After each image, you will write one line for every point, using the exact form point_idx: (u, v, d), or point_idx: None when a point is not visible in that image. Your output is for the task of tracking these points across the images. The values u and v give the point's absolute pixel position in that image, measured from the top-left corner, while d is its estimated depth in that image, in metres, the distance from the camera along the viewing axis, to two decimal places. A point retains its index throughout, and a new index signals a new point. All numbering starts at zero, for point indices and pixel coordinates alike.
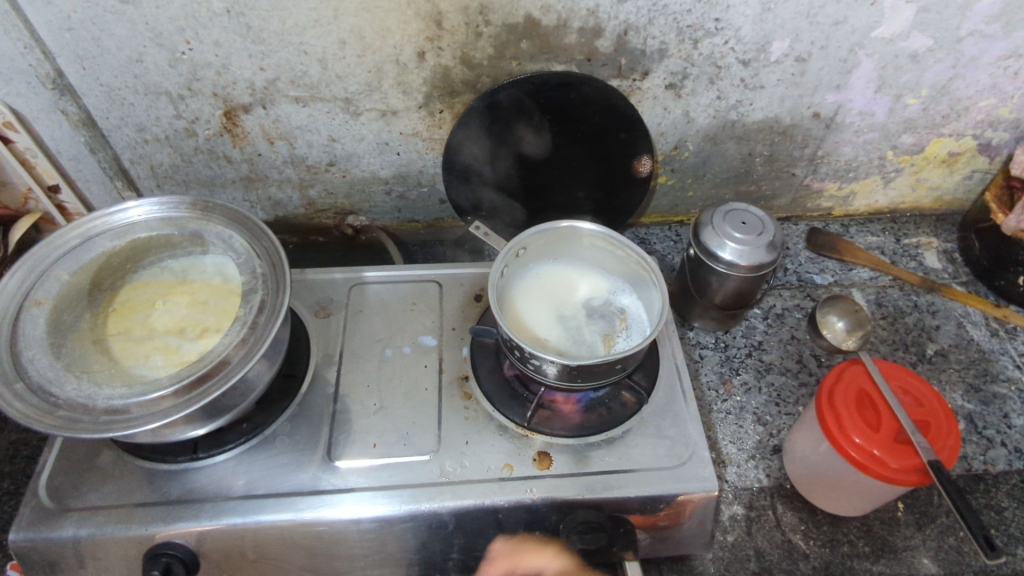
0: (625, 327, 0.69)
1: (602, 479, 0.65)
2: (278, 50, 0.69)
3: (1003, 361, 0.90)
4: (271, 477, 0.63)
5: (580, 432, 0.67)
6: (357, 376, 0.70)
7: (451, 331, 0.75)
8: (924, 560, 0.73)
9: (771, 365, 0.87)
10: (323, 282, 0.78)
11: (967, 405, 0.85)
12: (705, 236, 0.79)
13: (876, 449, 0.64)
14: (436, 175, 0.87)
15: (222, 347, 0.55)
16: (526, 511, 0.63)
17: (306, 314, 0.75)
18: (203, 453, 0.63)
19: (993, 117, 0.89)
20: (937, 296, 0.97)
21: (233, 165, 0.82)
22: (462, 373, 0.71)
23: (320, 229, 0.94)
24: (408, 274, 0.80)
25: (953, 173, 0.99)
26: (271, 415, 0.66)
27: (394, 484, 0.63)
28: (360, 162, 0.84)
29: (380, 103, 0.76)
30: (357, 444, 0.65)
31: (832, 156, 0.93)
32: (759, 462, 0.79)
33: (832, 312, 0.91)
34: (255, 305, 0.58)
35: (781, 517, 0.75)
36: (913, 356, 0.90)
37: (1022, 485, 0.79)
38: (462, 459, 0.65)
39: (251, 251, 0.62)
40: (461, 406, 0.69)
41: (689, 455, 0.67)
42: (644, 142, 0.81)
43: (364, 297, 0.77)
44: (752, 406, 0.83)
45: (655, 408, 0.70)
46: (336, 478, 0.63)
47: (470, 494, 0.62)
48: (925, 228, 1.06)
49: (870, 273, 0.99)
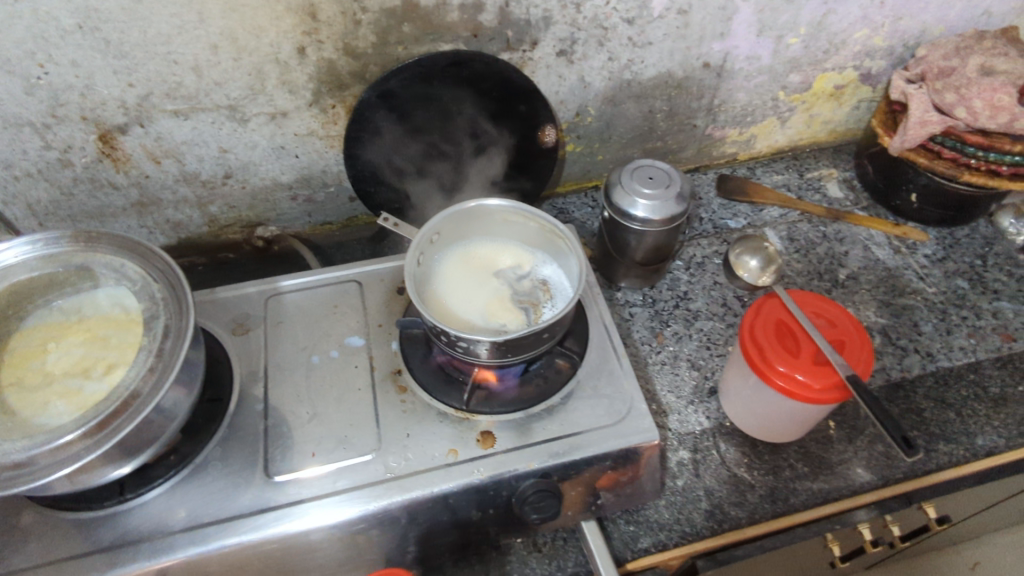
0: (550, 297, 0.69)
1: (547, 448, 0.65)
2: (145, 63, 0.66)
3: (908, 275, 0.96)
4: (209, 505, 0.61)
5: (519, 406, 0.68)
6: (286, 388, 0.68)
7: (377, 327, 0.74)
8: (858, 470, 0.78)
9: (698, 312, 0.90)
10: (237, 298, 0.75)
11: (880, 320, 0.91)
12: (616, 197, 0.80)
13: (799, 373, 0.67)
14: (341, 172, 0.85)
15: (129, 380, 0.53)
16: (477, 492, 0.64)
17: (223, 333, 0.72)
18: (131, 493, 0.60)
19: (869, 47, 0.93)
20: (843, 223, 1.02)
21: (121, 191, 0.78)
22: (395, 368, 0.70)
23: (229, 245, 0.90)
24: (326, 277, 0.77)
25: (842, 105, 1.04)
26: (199, 441, 0.64)
27: (341, 489, 0.62)
28: (258, 170, 0.81)
29: (267, 106, 0.74)
30: (296, 456, 0.64)
31: (728, 103, 0.96)
32: (698, 405, 0.82)
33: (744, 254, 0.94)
34: (159, 331, 0.56)
35: (725, 454, 0.78)
36: (827, 283, 0.94)
37: (936, 386, 0.85)
38: (405, 452, 0.64)
39: (146, 276, 0.59)
40: (398, 400, 0.68)
41: (627, 409, 0.68)
42: (545, 112, 0.81)
43: (282, 307, 0.75)
44: (685, 353, 0.86)
45: (590, 370, 0.72)
46: (278, 494, 0.62)
47: (418, 486, 0.62)
48: (824, 161, 1.11)
49: (779, 210, 1.03)
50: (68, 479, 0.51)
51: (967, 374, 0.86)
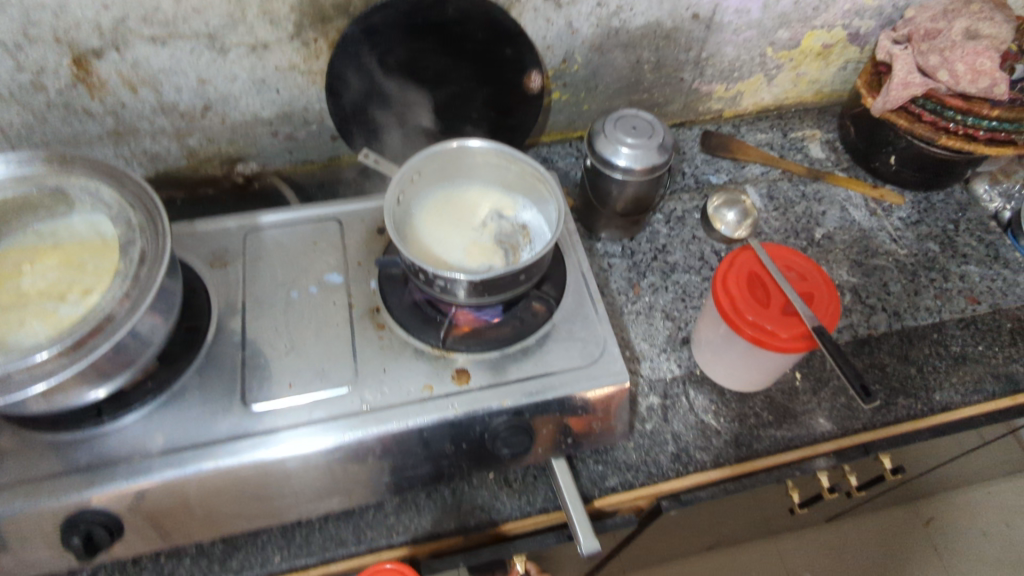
0: (529, 241, 0.70)
1: (520, 386, 0.67)
2: None
3: (882, 236, 0.98)
4: (187, 430, 0.62)
5: (495, 346, 0.69)
6: (264, 321, 0.69)
7: (357, 266, 0.74)
8: (820, 420, 0.80)
9: (676, 265, 0.91)
10: (216, 231, 0.75)
11: (851, 279, 0.93)
12: (599, 145, 0.80)
13: (768, 323, 0.69)
14: (323, 110, 0.84)
15: (105, 304, 0.53)
16: (451, 426, 0.65)
17: (201, 266, 0.72)
18: (109, 417, 0.61)
19: (859, 6, 0.93)
20: (822, 183, 1.03)
21: (96, 119, 0.76)
22: (373, 306, 0.71)
23: (209, 180, 0.89)
24: (306, 214, 0.77)
25: (829, 65, 1.04)
26: (176, 369, 0.65)
27: (317, 420, 0.63)
28: (238, 104, 0.79)
29: (248, 37, 0.72)
30: (273, 386, 0.65)
31: (715, 57, 0.96)
32: (670, 354, 0.84)
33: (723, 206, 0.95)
34: (135, 257, 0.56)
35: (693, 400, 0.81)
36: (803, 241, 0.96)
37: (900, 343, 0.88)
38: (381, 386, 0.66)
39: (123, 202, 0.59)
40: (375, 337, 0.69)
41: (600, 353, 0.70)
42: (531, 57, 0.80)
43: (261, 242, 0.75)
44: (660, 304, 0.88)
45: (566, 314, 0.73)
46: (255, 421, 0.63)
47: (393, 418, 0.63)
48: (809, 121, 1.11)
49: (761, 168, 1.04)
50: (44, 396, 0.52)
51: (930, 332, 0.89)
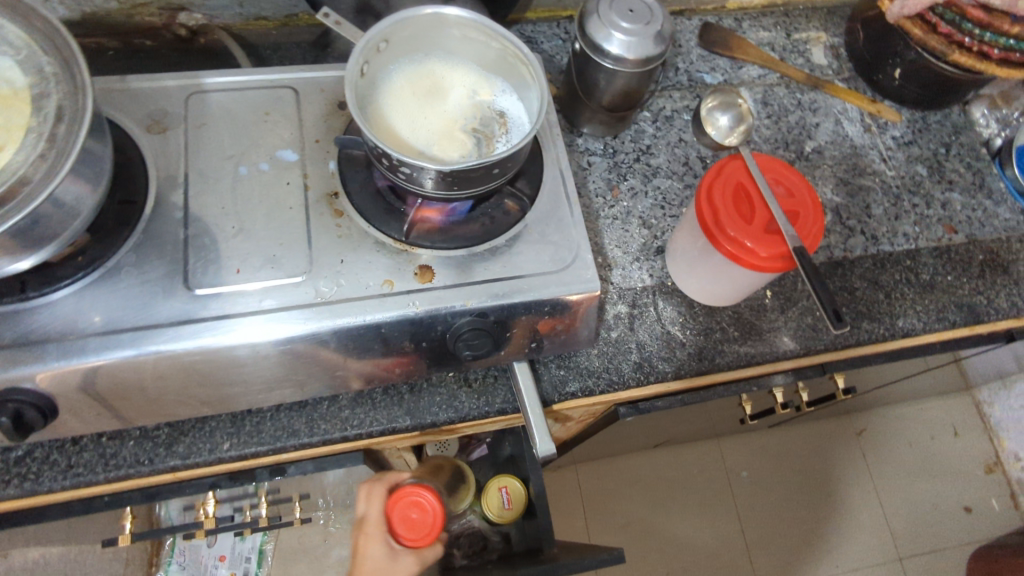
0: (505, 131, 0.64)
1: (487, 287, 0.64)
2: None
3: (872, 155, 0.94)
4: (124, 311, 0.57)
5: (463, 243, 0.65)
6: (209, 198, 0.62)
7: (314, 143, 0.67)
8: (784, 338, 0.80)
9: (658, 169, 0.86)
10: (152, 90, 0.66)
11: (835, 198, 0.90)
12: (591, 28, 0.72)
13: (748, 240, 0.66)
14: None
15: (19, 165, 0.47)
16: (410, 324, 0.62)
17: (135, 129, 0.64)
18: (35, 292, 0.56)
19: None
20: (820, 93, 0.97)
21: None
22: (331, 190, 0.65)
23: (145, 29, 0.77)
24: (256, 78, 0.68)
25: None
26: (110, 245, 0.59)
27: (267, 309, 0.59)
28: None
29: None
30: (219, 270, 0.60)
31: None
32: (642, 263, 0.81)
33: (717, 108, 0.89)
34: (51, 112, 0.49)
35: (662, 312, 0.79)
36: (792, 154, 0.92)
37: (873, 268, 0.87)
38: (337, 278, 0.61)
39: (33, 45, 0.51)
40: (333, 224, 0.64)
41: (573, 258, 0.66)
42: None
43: (204, 107, 0.66)
44: (638, 210, 0.83)
45: (539, 214, 0.68)
46: (199, 306, 0.58)
47: (349, 313, 0.60)
48: (815, 22, 1.03)
49: (759, 70, 0.97)
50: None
51: (904, 259, 0.88)
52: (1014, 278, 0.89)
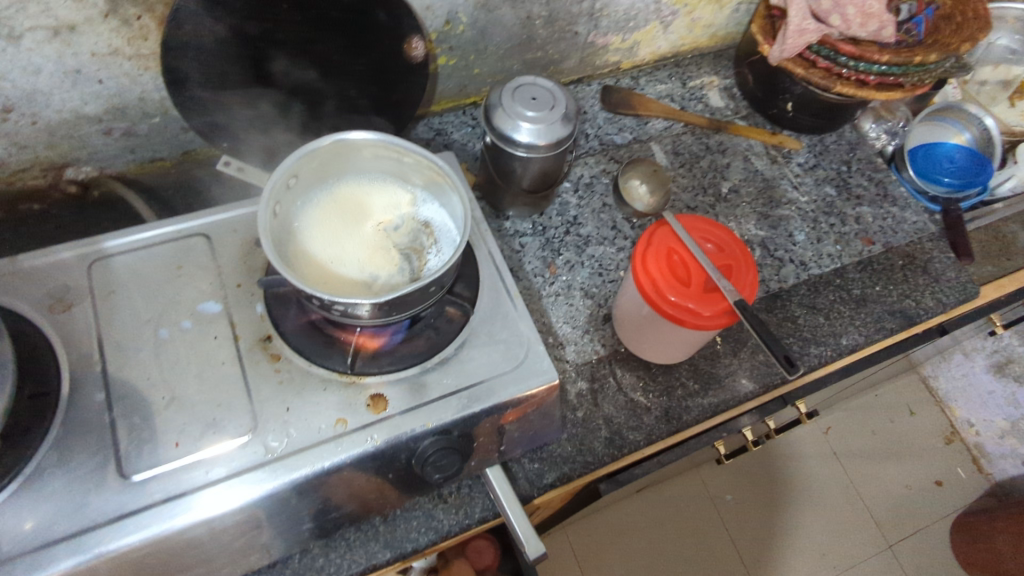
0: (434, 240, 0.63)
1: (444, 403, 0.61)
2: None
3: (784, 185, 0.98)
4: (52, 519, 0.52)
5: (412, 362, 0.63)
6: (132, 370, 0.58)
7: (236, 288, 0.64)
8: (742, 381, 0.81)
9: (589, 237, 0.87)
10: (48, 266, 0.62)
11: (759, 233, 0.93)
12: (498, 120, 0.72)
13: (689, 303, 0.66)
14: (166, 99, 0.70)
15: None
16: (372, 459, 0.59)
17: (35, 312, 0.59)
18: None
19: None
20: (724, 134, 1.01)
21: None
22: (263, 334, 0.62)
23: (31, 193, 0.73)
24: (163, 231, 0.65)
25: (722, 8, 1.00)
26: (25, 448, 0.54)
27: (214, 481, 0.55)
28: (51, 101, 0.64)
29: (45, 18, 0.57)
30: (155, 449, 0.55)
31: (610, 7, 0.89)
32: (593, 335, 0.81)
33: (632, 177, 0.92)
34: None
35: (621, 380, 0.79)
36: (711, 198, 0.95)
37: (808, 293, 0.89)
38: (286, 428, 0.58)
39: None
40: (271, 371, 0.60)
41: (525, 354, 0.65)
42: (410, 21, 0.70)
43: (110, 273, 0.62)
44: (579, 282, 0.84)
45: (483, 315, 0.67)
46: (136, 495, 0.53)
47: (305, 463, 0.56)
48: (706, 68, 1.08)
49: (664, 122, 1.00)
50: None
51: (833, 279, 0.91)
52: (935, 276, 0.93)
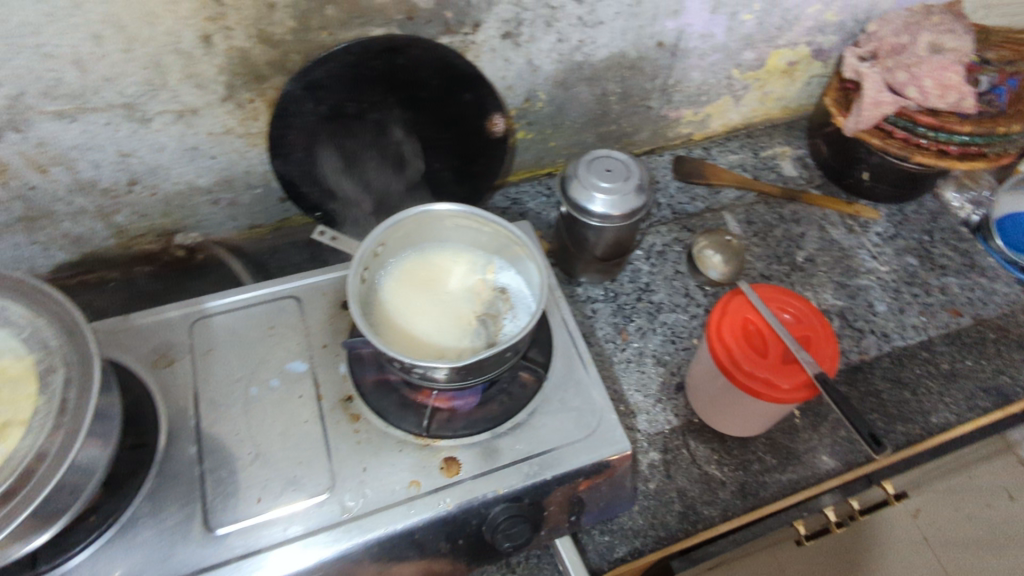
0: (510, 307, 0.65)
1: (516, 469, 0.61)
2: (12, 57, 0.54)
3: (862, 254, 0.96)
4: (140, 568, 0.55)
5: (485, 426, 0.63)
6: (223, 425, 0.62)
7: (322, 349, 0.67)
8: (824, 458, 0.77)
9: (661, 304, 0.87)
10: (156, 324, 0.67)
11: (837, 302, 0.91)
12: (573, 191, 0.75)
13: (765, 374, 0.65)
14: (269, 172, 0.76)
15: (30, 446, 0.47)
16: (444, 524, 0.59)
17: (141, 367, 0.64)
18: (45, 566, 0.53)
19: (820, 23, 0.91)
20: (798, 204, 1.01)
21: (1, 206, 0.66)
22: (345, 394, 0.65)
23: (145, 256, 0.80)
24: (259, 295, 0.70)
25: (794, 82, 1.02)
26: (123, 496, 0.57)
27: (291, 538, 0.56)
28: (170, 174, 0.71)
29: (173, 103, 0.64)
30: (239, 503, 0.58)
31: (682, 83, 0.92)
32: (665, 404, 0.79)
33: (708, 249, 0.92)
34: (57, 388, 0.49)
35: (695, 452, 0.76)
36: (786, 267, 0.93)
37: (893, 366, 0.85)
38: (362, 488, 0.59)
39: (37, 322, 0.52)
40: (351, 431, 0.63)
41: (597, 422, 0.65)
42: (492, 100, 0.75)
43: (210, 332, 0.67)
44: (650, 349, 0.83)
45: (556, 381, 0.68)
46: (219, 548, 0.56)
47: (379, 525, 0.57)
48: (778, 138, 1.09)
49: (736, 192, 1.01)
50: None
51: (919, 352, 0.87)
52: None
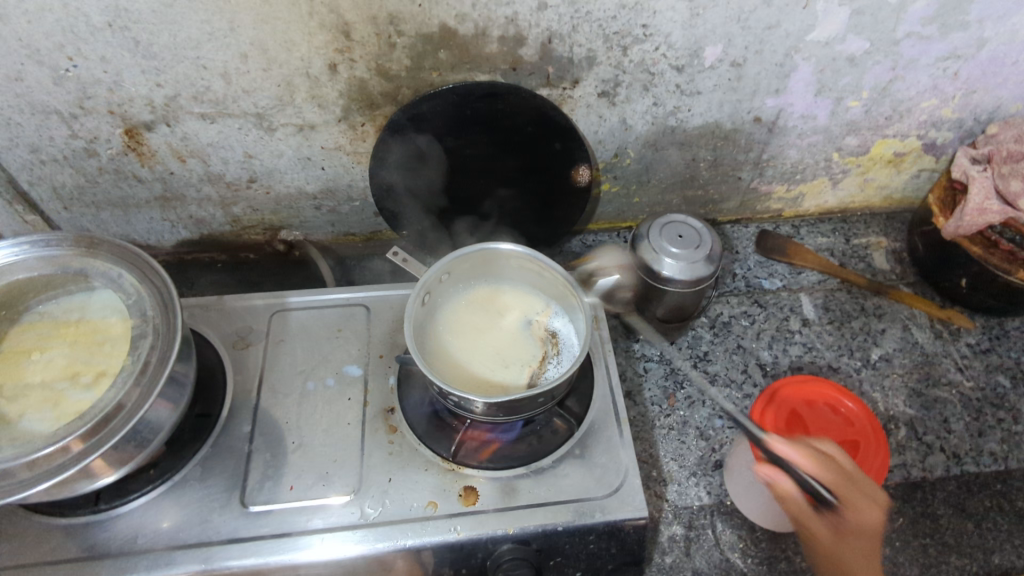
0: (557, 354, 0.66)
1: (530, 513, 0.63)
2: (173, 65, 0.63)
3: (946, 364, 0.90)
4: (180, 526, 0.60)
5: (510, 464, 0.65)
6: (277, 412, 0.68)
7: (377, 359, 0.72)
8: None
9: (716, 376, 0.86)
10: (242, 309, 0.75)
11: (908, 411, 0.85)
12: (642, 251, 0.76)
13: None
14: (367, 189, 0.82)
15: (110, 398, 0.53)
16: (451, 550, 0.61)
17: (222, 346, 0.71)
18: (106, 504, 0.61)
19: (936, 118, 0.87)
20: (883, 298, 0.96)
21: (144, 185, 0.77)
22: (388, 406, 0.69)
23: (251, 245, 0.89)
24: (335, 298, 0.76)
25: (900, 173, 0.97)
26: (182, 458, 0.64)
27: (311, 529, 0.60)
28: (283, 178, 0.79)
29: (295, 118, 0.71)
30: (274, 487, 0.63)
31: (777, 159, 0.91)
32: (700, 479, 0.78)
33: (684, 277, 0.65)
34: (143, 353, 0.55)
35: (720, 535, 0.74)
36: (857, 362, 0.89)
37: (958, 491, 0.79)
38: (383, 498, 0.63)
39: (141, 291, 0.58)
40: (386, 441, 0.66)
41: (620, 483, 0.65)
42: (581, 151, 0.78)
43: (286, 324, 0.74)
44: (695, 420, 0.82)
45: (587, 434, 0.68)
46: (247, 524, 0.61)
47: (390, 537, 0.60)
48: (875, 228, 1.04)
49: (818, 276, 0.98)
50: (50, 491, 0.52)
51: (993, 482, 0.80)
52: None
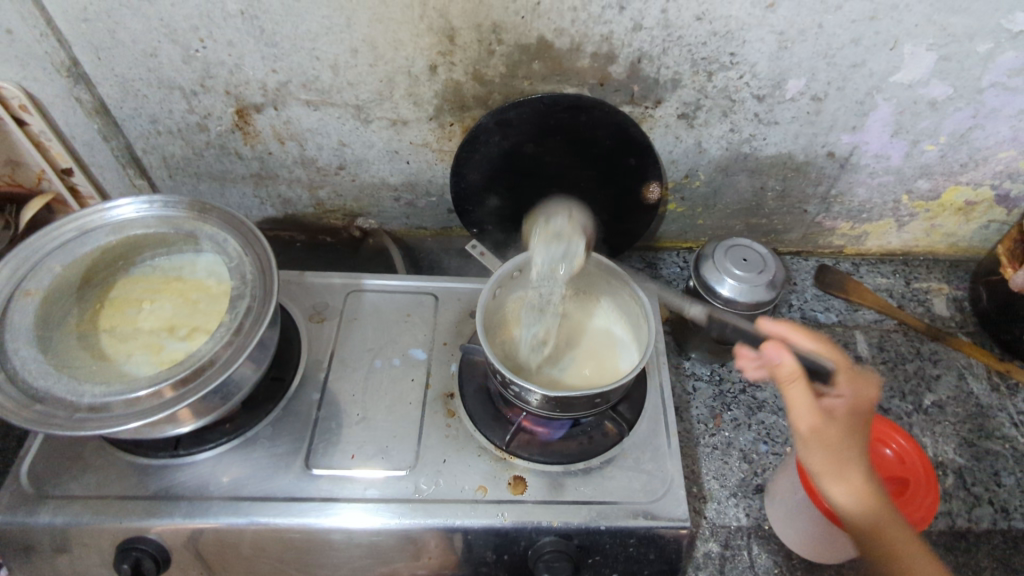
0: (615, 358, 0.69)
1: (575, 509, 0.65)
2: (290, 54, 0.69)
3: (1001, 418, 0.88)
4: (248, 479, 0.64)
5: (560, 460, 0.68)
6: (344, 384, 0.72)
7: (442, 346, 0.76)
8: None
9: (764, 403, 0.87)
10: (321, 286, 0.79)
11: (958, 459, 0.84)
12: (705, 270, 0.78)
13: None
14: (445, 186, 0.86)
15: (205, 351, 0.57)
16: (496, 535, 0.64)
17: (300, 317, 0.76)
18: (184, 450, 0.65)
19: (1012, 169, 0.87)
20: (941, 345, 0.95)
21: (243, 162, 0.82)
22: (448, 391, 0.72)
23: (330, 229, 0.94)
24: (406, 285, 0.80)
25: (969, 222, 0.97)
26: (255, 417, 0.68)
27: (367, 497, 0.64)
28: (370, 168, 0.83)
29: (390, 113, 0.76)
30: (336, 454, 0.67)
31: (845, 196, 0.92)
32: (739, 500, 0.79)
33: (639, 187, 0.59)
34: (240, 312, 0.59)
35: (756, 558, 0.75)
36: (909, 406, 0.89)
37: (1004, 546, 0.78)
38: (436, 477, 0.66)
39: (242, 257, 0.63)
40: (444, 423, 0.70)
41: (664, 491, 0.67)
42: (654, 169, 0.80)
43: (359, 304, 0.78)
44: (739, 443, 0.83)
45: (636, 440, 0.70)
46: (309, 485, 0.64)
47: (441, 513, 0.63)
48: (937, 274, 1.04)
49: (875, 315, 0.98)
50: (143, 428, 0.56)
51: None
52: None
